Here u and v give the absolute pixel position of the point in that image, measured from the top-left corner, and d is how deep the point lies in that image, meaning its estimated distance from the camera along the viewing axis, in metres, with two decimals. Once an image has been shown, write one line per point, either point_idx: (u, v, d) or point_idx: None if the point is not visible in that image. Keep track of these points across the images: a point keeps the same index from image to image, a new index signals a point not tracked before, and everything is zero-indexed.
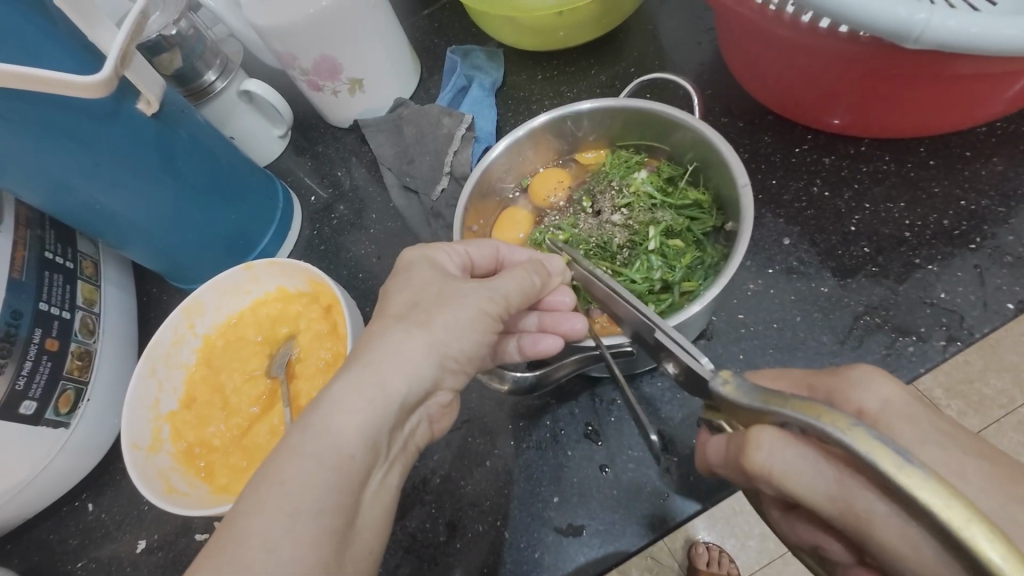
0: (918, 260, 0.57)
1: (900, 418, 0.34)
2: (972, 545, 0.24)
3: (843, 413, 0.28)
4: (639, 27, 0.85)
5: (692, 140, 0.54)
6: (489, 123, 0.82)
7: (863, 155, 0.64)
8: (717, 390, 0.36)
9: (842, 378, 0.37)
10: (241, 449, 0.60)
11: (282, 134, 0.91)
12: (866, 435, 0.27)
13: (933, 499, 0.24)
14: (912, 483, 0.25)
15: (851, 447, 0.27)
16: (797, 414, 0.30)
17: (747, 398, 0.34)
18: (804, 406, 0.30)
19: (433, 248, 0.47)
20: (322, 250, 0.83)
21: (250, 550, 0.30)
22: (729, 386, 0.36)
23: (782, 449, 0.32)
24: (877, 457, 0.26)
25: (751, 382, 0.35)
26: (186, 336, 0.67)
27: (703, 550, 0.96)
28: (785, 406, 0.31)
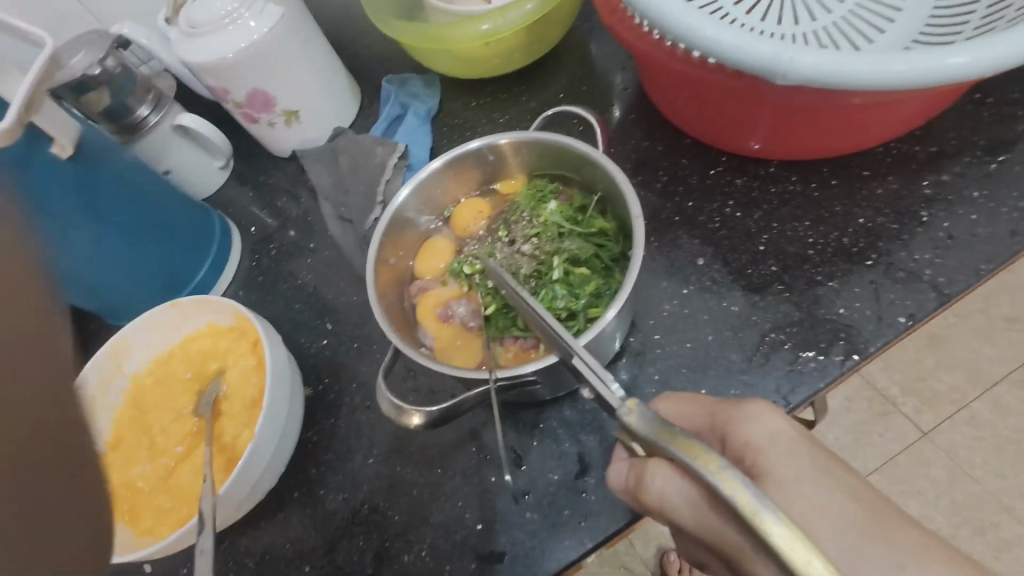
0: (820, 277, 0.59)
1: (780, 452, 0.39)
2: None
3: (715, 454, 0.31)
4: (569, 54, 0.87)
5: (596, 170, 0.56)
6: (423, 151, 0.83)
7: (773, 176, 0.67)
8: (622, 420, 0.38)
9: (736, 411, 0.41)
10: (163, 491, 0.59)
11: (222, 164, 0.91)
12: (733, 478, 0.30)
13: (779, 534, 0.28)
14: (760, 519, 0.28)
15: (717, 486, 0.30)
16: (680, 452, 0.33)
17: (646, 429, 0.36)
18: (686, 445, 0.33)
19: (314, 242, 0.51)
20: (260, 280, 0.83)
21: None
22: (632, 415, 0.37)
23: (671, 482, 0.37)
24: (737, 498, 0.29)
25: (653, 411, 0.37)
26: (113, 377, 0.66)
27: (673, 557, 1.04)
28: (672, 442, 0.34)
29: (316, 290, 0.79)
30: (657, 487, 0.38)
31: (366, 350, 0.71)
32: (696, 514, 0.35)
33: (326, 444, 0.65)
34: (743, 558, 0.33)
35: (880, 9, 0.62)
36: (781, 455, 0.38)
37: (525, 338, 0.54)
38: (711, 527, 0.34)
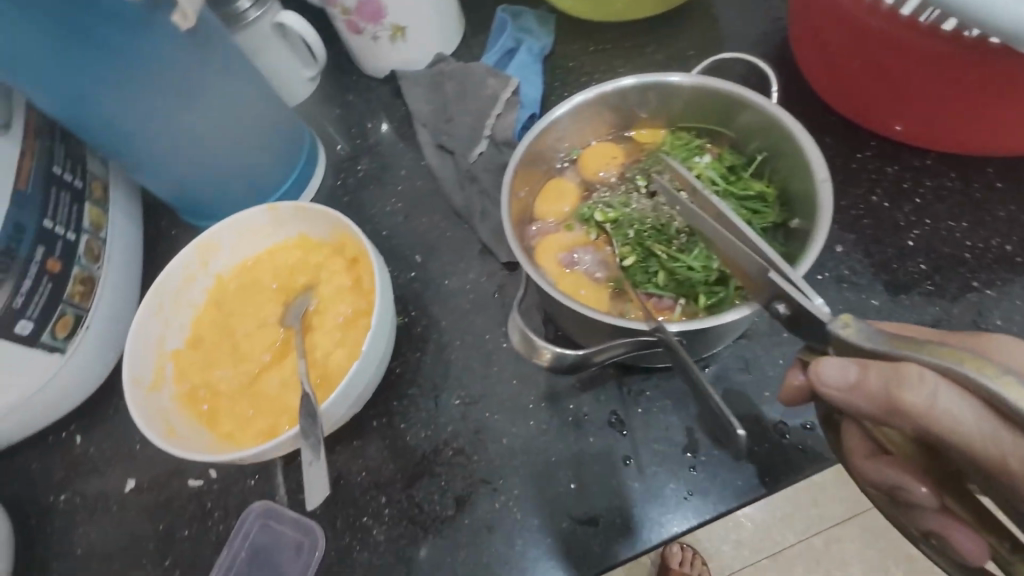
0: (976, 283, 0.55)
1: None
2: None
3: (992, 361, 0.27)
4: (703, 10, 0.80)
5: (765, 125, 0.51)
6: (535, 90, 0.77)
7: (929, 169, 0.61)
8: (836, 334, 0.33)
9: (982, 342, 0.36)
10: (247, 398, 0.57)
11: (312, 76, 0.86)
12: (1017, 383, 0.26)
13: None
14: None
15: (996, 391, 0.26)
16: (935, 359, 0.29)
17: (871, 341, 0.32)
18: (946, 352, 0.28)
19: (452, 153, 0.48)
20: (345, 202, 0.79)
21: None
22: (850, 330, 0.33)
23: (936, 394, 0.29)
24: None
25: (875, 326, 0.33)
26: (198, 275, 0.63)
27: (677, 550, 1.01)
28: (919, 352, 0.30)
29: (405, 219, 0.75)
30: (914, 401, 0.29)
31: (458, 290, 0.67)
32: (964, 428, 0.28)
33: (410, 378, 0.62)
34: None
35: None
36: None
37: (661, 296, 0.50)
38: (980, 444, 0.28)
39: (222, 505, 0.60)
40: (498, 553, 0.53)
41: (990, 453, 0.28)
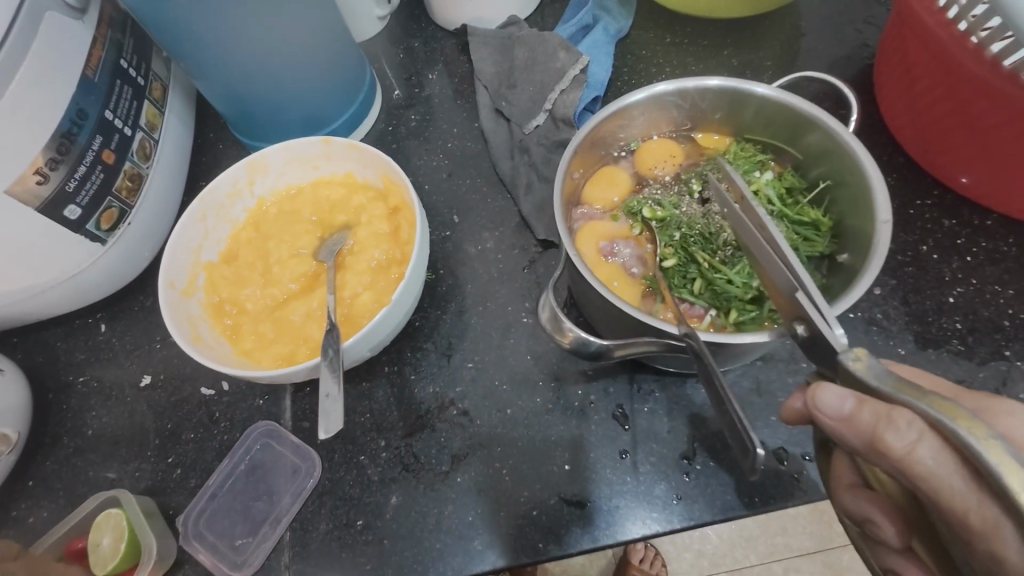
0: (1007, 352, 0.54)
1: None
2: None
3: (985, 422, 0.26)
4: (790, 22, 0.78)
5: (832, 153, 0.50)
6: (603, 72, 0.75)
7: (987, 230, 0.60)
8: (844, 365, 0.32)
9: (993, 405, 0.33)
10: (271, 320, 0.58)
11: (382, 15, 0.85)
12: (1002, 450, 0.25)
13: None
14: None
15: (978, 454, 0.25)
16: (930, 410, 0.28)
17: (877, 380, 0.31)
18: (942, 404, 0.28)
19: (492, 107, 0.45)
20: (392, 148, 0.79)
21: None
22: (860, 364, 0.32)
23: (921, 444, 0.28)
24: (1009, 474, 0.25)
25: (887, 367, 0.31)
26: (242, 192, 0.64)
27: (640, 547, 1.02)
28: (918, 399, 0.29)
29: (449, 177, 0.75)
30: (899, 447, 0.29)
31: (488, 256, 0.67)
32: (935, 478, 0.28)
33: (428, 333, 0.63)
34: (987, 537, 0.27)
35: None
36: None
37: (693, 304, 0.50)
38: (949, 497, 0.28)
39: (228, 416, 0.62)
40: (484, 516, 0.54)
41: (957, 507, 0.28)
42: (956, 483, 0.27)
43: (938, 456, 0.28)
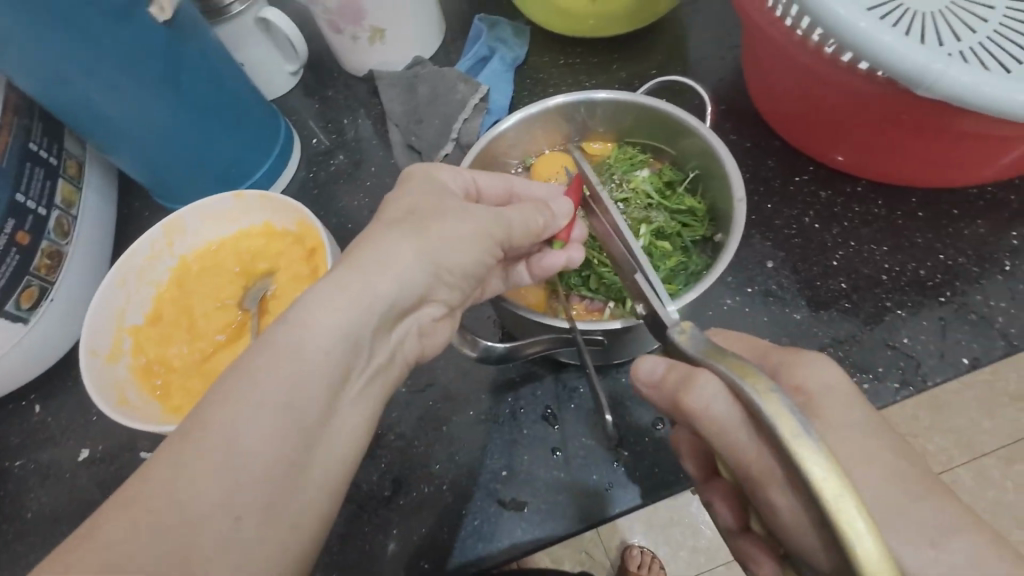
0: (889, 304, 0.59)
1: (842, 407, 0.34)
2: (836, 514, 0.25)
3: (767, 379, 0.29)
4: (669, 33, 0.84)
5: (698, 146, 0.55)
6: (503, 97, 0.81)
7: (859, 195, 0.65)
8: (672, 338, 0.38)
9: (794, 358, 0.36)
10: (200, 373, 0.60)
11: (293, 70, 0.88)
12: (781, 403, 0.28)
13: (822, 476, 0.26)
14: (808, 458, 0.26)
15: (759, 405, 0.28)
16: (727, 371, 0.31)
17: (695, 347, 0.36)
18: (737, 365, 0.31)
19: (438, 168, 0.48)
20: (315, 194, 0.82)
21: (218, 427, 0.31)
22: (684, 335, 0.38)
23: (718, 398, 0.32)
24: (780, 422, 0.27)
25: (705, 335, 0.37)
26: (162, 254, 0.66)
27: (637, 554, 0.98)
28: (721, 362, 0.33)
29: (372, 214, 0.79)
30: (700, 401, 0.33)
31: None
32: (731, 430, 0.31)
33: None
34: (768, 484, 0.30)
35: None
36: (833, 407, 0.34)
37: (593, 298, 0.57)
38: (741, 448, 0.31)
39: None
40: (429, 535, 0.55)
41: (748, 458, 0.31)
42: (751, 441, 0.30)
43: (730, 410, 0.31)
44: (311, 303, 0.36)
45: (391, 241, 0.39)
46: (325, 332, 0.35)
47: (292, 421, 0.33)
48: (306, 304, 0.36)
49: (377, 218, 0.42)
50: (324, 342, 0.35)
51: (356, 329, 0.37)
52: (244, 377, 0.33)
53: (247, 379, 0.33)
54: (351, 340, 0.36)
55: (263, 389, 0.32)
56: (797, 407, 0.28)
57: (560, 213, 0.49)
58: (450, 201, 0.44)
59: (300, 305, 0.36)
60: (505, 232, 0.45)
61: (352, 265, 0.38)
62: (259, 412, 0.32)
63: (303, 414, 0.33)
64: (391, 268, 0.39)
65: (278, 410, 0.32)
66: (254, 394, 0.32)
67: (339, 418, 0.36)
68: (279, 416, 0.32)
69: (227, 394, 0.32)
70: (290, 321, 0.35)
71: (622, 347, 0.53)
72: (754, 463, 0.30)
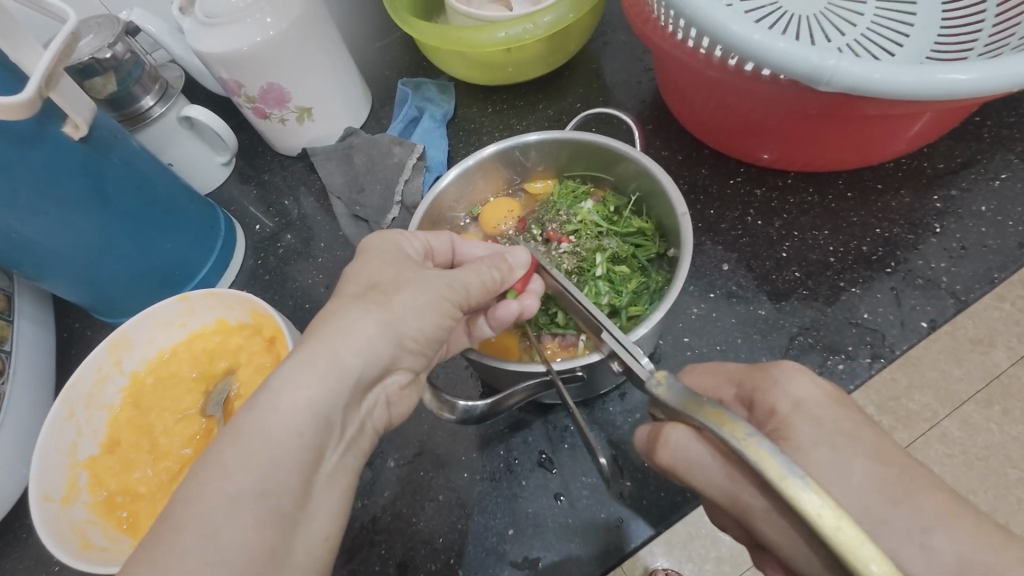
0: (843, 283, 0.61)
1: (817, 419, 0.36)
2: (845, 549, 0.26)
3: (743, 423, 0.31)
4: (586, 65, 0.88)
5: (635, 171, 0.57)
6: (440, 153, 0.83)
7: (791, 187, 0.69)
8: (652, 392, 0.38)
9: (765, 377, 0.39)
10: (170, 495, 0.56)
11: (225, 161, 0.87)
12: (762, 447, 0.29)
13: (818, 510, 0.27)
14: (801, 496, 0.27)
15: (745, 454, 0.29)
16: (707, 421, 0.32)
17: (674, 399, 0.36)
18: (714, 413, 0.32)
19: (394, 233, 0.47)
20: (267, 280, 0.80)
21: (189, 535, 0.29)
22: (661, 387, 0.38)
23: (690, 443, 0.36)
24: (765, 464, 0.28)
25: (682, 383, 0.37)
26: (111, 374, 0.61)
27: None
28: (698, 412, 0.34)
29: (329, 289, 0.78)
30: (673, 449, 0.37)
31: None
32: (701, 471, 0.35)
33: None
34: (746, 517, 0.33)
35: (894, 30, 0.66)
36: (807, 420, 0.36)
37: (564, 334, 0.57)
38: (717, 488, 0.35)
39: None
40: None
41: (730, 496, 0.34)
42: (728, 481, 0.34)
43: (700, 451, 0.35)
44: (279, 383, 0.35)
45: (355, 320, 0.38)
46: (294, 411, 0.34)
47: (270, 509, 0.31)
48: (273, 385, 0.35)
49: (338, 295, 0.41)
50: (294, 423, 0.34)
51: (326, 406, 0.35)
52: (216, 469, 0.31)
53: (221, 473, 0.31)
54: (322, 417, 0.35)
55: (237, 481, 0.31)
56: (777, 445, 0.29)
57: (517, 263, 0.50)
58: (407, 268, 0.43)
59: (267, 388, 0.35)
60: (462, 293, 0.44)
61: (319, 343, 0.37)
62: (235, 506, 0.30)
63: (276, 503, 0.31)
64: (355, 342, 0.38)
65: (253, 502, 0.31)
66: (230, 485, 0.31)
67: (315, 500, 0.34)
68: (257, 507, 0.31)
69: (200, 490, 0.30)
70: (253, 408, 0.34)
71: (601, 379, 0.54)
72: (739, 505, 0.33)
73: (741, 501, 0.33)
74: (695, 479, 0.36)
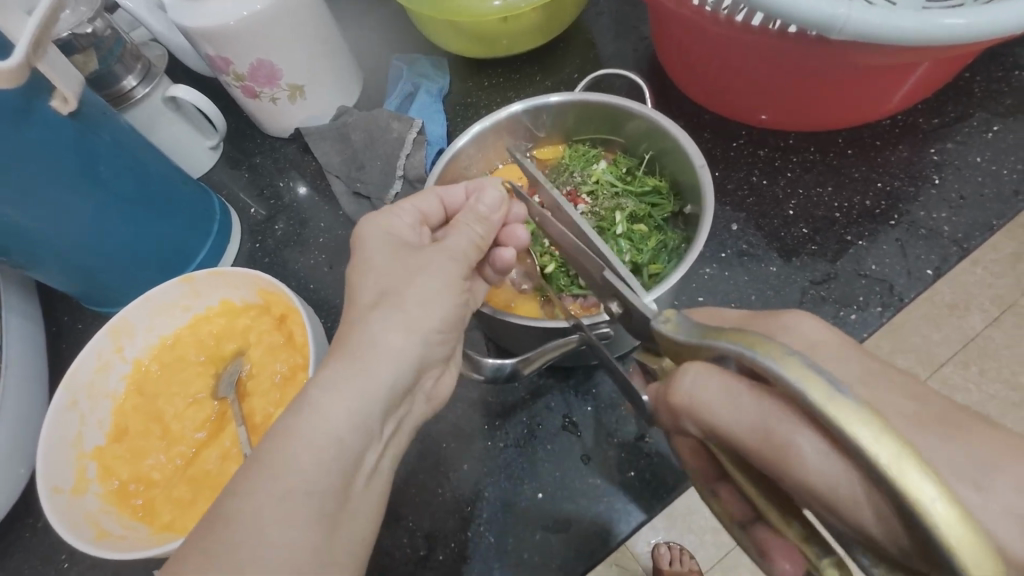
0: (850, 237, 0.63)
1: (834, 353, 0.34)
2: (902, 480, 0.24)
3: (778, 343, 0.28)
4: (581, 36, 0.87)
5: (645, 130, 0.57)
6: (438, 128, 0.81)
7: (793, 147, 0.70)
8: (659, 329, 0.39)
9: (773, 322, 0.37)
10: (187, 480, 0.54)
11: (213, 144, 0.84)
12: (802, 364, 0.27)
13: (871, 436, 0.24)
14: (852, 417, 0.25)
15: (785, 372, 0.27)
16: (736, 345, 0.31)
17: (686, 333, 0.37)
18: (743, 336, 0.30)
19: (381, 213, 0.47)
20: (266, 263, 0.78)
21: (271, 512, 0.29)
22: (670, 324, 0.38)
23: (708, 382, 0.33)
24: (808, 384, 0.26)
25: (691, 320, 0.38)
26: (113, 362, 0.59)
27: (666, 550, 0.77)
28: (724, 339, 0.32)
29: (333, 269, 0.76)
30: (685, 390, 0.34)
31: None
32: (718, 408, 0.32)
33: None
34: (772, 460, 0.30)
35: None
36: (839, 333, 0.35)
37: (585, 296, 0.57)
38: (727, 427, 0.32)
39: None
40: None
41: (746, 437, 0.31)
42: (746, 417, 0.31)
43: (708, 381, 0.33)
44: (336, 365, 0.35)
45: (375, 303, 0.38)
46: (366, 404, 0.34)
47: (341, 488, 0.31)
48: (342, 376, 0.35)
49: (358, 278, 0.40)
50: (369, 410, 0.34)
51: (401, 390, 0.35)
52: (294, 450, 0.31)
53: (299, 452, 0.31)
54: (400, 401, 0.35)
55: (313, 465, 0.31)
56: (819, 366, 0.27)
57: (492, 207, 0.48)
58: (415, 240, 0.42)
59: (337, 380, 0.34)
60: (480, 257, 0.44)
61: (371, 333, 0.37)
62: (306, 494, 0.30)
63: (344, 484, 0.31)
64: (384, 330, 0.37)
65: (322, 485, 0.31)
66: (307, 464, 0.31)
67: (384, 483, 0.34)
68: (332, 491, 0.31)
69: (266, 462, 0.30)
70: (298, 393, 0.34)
71: (625, 339, 0.54)
72: (771, 448, 0.30)
73: (772, 441, 0.30)
74: (714, 422, 0.33)
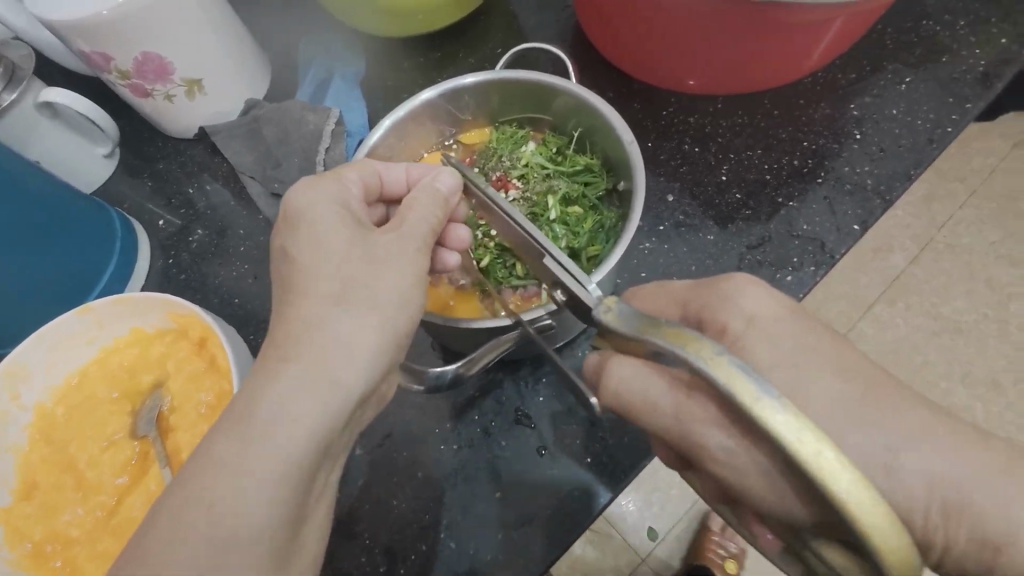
0: (781, 199, 0.63)
1: (777, 325, 0.34)
2: (817, 469, 0.25)
3: (706, 341, 0.28)
4: (502, 7, 0.83)
5: (573, 106, 0.54)
6: (359, 117, 0.76)
7: (721, 111, 0.69)
8: (600, 318, 0.36)
9: (712, 294, 0.37)
10: (111, 532, 0.50)
11: (107, 152, 0.76)
12: (725, 364, 0.27)
13: (791, 427, 0.25)
14: (773, 411, 0.26)
15: (710, 373, 0.27)
16: (667, 343, 0.30)
17: (627, 324, 0.35)
18: (674, 334, 0.30)
19: (325, 177, 0.42)
20: (182, 280, 0.71)
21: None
22: (611, 314, 0.36)
23: (640, 376, 0.35)
24: (733, 385, 0.27)
25: (632, 309, 0.36)
26: (9, 411, 0.52)
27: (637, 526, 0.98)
28: (655, 335, 0.32)
29: (258, 279, 0.70)
30: (617, 381, 0.36)
31: None
32: (645, 396, 0.35)
33: None
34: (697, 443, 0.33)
35: None
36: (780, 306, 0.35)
37: (525, 286, 0.55)
38: (656, 412, 0.34)
39: None
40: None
41: (675, 419, 0.34)
42: (678, 404, 0.34)
43: (641, 373, 0.35)
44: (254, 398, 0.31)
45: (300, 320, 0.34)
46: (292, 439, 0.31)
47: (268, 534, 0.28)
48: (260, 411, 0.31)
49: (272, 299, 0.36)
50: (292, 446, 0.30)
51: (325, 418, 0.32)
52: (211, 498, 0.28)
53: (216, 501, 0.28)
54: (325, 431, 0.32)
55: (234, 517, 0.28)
56: (744, 362, 0.27)
57: (447, 188, 0.45)
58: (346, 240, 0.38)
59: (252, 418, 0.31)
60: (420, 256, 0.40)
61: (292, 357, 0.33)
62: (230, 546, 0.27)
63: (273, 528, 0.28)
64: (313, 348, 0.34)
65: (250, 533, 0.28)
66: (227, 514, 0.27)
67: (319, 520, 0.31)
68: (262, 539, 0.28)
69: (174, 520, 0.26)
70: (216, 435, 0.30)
71: (569, 326, 0.53)
72: (697, 425, 0.33)
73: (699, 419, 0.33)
74: (647, 411, 0.35)
